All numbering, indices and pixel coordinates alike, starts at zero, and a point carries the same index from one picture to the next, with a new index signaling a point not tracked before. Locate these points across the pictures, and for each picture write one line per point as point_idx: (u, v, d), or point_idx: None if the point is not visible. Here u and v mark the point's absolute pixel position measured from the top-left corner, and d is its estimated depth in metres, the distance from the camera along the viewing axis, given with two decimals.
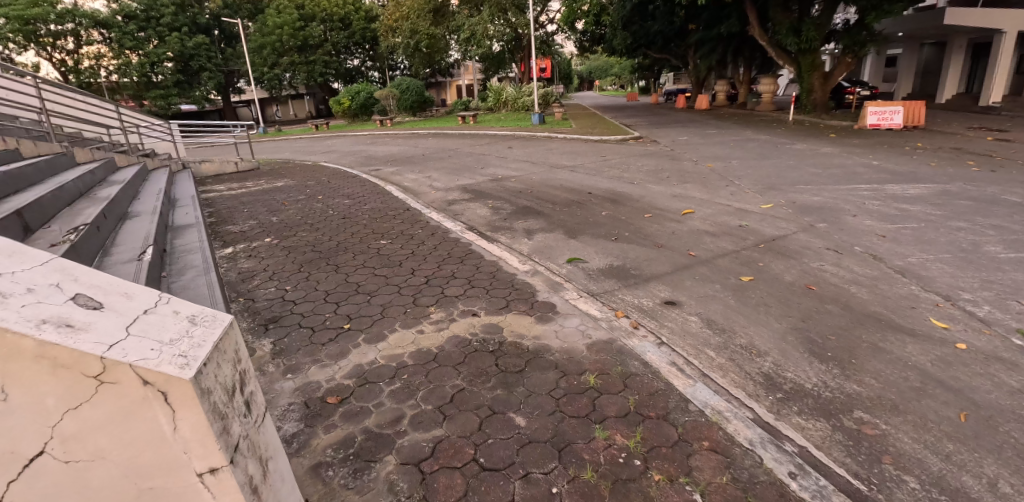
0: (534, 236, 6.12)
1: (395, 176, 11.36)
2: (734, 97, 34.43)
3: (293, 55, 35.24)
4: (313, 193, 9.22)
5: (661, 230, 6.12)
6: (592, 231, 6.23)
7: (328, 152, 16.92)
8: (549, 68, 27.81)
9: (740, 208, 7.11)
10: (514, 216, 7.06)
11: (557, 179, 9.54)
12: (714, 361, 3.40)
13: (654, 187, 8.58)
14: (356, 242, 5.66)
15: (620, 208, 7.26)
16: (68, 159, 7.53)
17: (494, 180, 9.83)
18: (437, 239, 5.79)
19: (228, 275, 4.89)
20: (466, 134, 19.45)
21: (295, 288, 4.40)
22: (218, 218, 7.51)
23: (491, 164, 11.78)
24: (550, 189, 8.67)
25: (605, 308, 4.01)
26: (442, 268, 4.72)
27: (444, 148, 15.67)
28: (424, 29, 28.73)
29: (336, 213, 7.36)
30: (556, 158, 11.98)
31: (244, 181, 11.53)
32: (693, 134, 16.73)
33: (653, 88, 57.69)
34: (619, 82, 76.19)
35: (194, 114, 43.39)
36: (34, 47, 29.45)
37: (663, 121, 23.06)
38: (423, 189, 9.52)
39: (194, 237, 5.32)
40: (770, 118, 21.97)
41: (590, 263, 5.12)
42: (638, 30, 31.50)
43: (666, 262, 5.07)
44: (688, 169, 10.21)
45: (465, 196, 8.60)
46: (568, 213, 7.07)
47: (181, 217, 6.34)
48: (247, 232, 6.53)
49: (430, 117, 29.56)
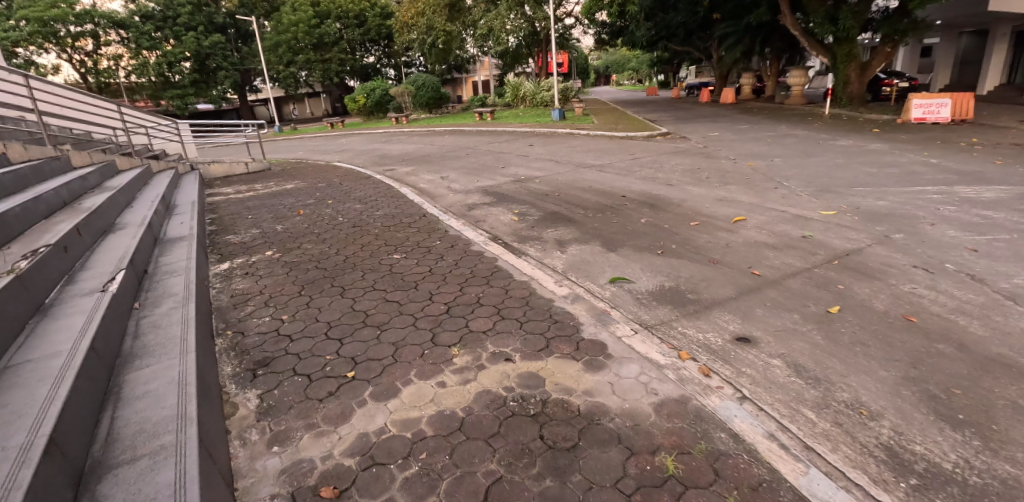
0: (567, 248, 5.39)
1: (411, 176, 10.70)
2: (761, 91, 33.14)
3: (309, 53, 34.88)
4: (323, 197, 8.62)
5: (712, 242, 5.34)
6: (632, 242, 5.47)
7: (342, 152, 16.34)
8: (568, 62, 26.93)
9: (798, 214, 6.27)
10: (542, 224, 6.33)
11: (586, 181, 8.77)
12: (817, 427, 2.62)
13: (694, 190, 7.76)
14: (366, 257, 5.00)
15: (661, 214, 6.47)
16: (60, 164, 6.99)
17: (516, 182, 9.10)
18: (458, 253, 5.10)
19: (219, 300, 4.26)
20: (484, 132, 18.74)
21: (294, 318, 3.74)
22: (220, 226, 6.91)
23: (512, 163, 11.06)
24: (579, 192, 7.92)
25: (666, 347, 3.27)
26: (465, 292, 4.02)
27: (462, 146, 14.99)
28: (440, 25, 28.07)
29: (346, 220, 6.73)
30: (582, 157, 11.21)
31: (254, 183, 10.99)
32: (724, 130, 15.78)
33: (674, 82, 56.30)
34: (638, 77, 74.90)
35: (212, 113, 43.41)
36: (54, 49, 29.43)
37: (688, 116, 22.06)
38: (440, 191, 8.83)
39: (183, 254, 4.68)
40: (802, 112, 20.85)
41: (636, 283, 4.37)
42: (661, 22, 30.40)
43: (726, 283, 4.29)
44: (728, 168, 9.37)
45: (486, 200, 7.90)
46: (603, 221, 6.31)
47: (175, 228, 5.72)
48: (248, 243, 5.91)
49: (446, 114, 28.91)
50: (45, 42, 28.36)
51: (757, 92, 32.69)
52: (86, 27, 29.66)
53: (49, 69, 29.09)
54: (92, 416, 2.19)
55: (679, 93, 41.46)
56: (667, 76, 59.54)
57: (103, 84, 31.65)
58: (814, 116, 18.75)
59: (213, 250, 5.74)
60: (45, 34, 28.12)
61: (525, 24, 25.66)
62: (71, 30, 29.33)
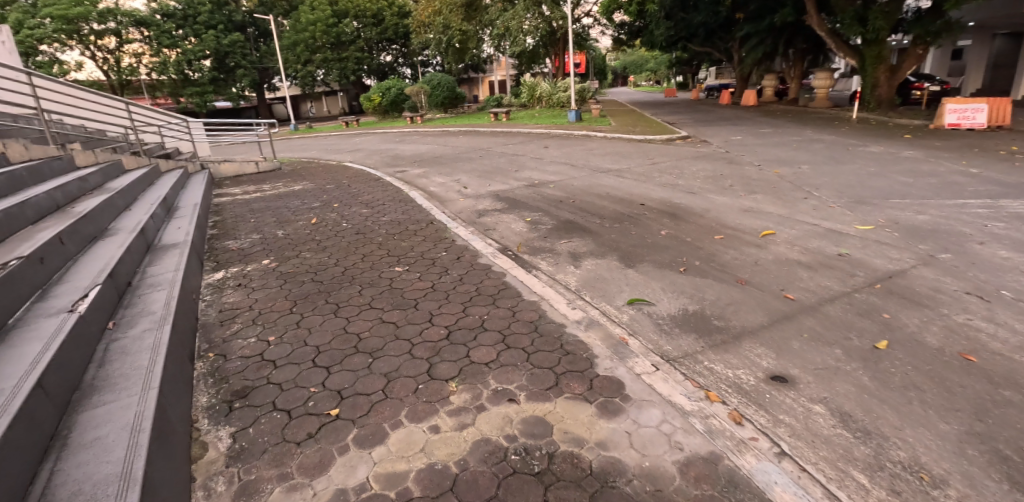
0: (582, 263, 5.02)
1: (421, 179, 10.40)
2: (783, 93, 32.37)
3: (326, 52, 34.91)
4: (330, 199, 8.37)
5: (740, 259, 4.93)
6: (652, 257, 5.08)
7: (355, 152, 16.13)
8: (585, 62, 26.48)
9: (832, 229, 5.82)
10: (556, 234, 5.97)
11: (603, 187, 8.37)
12: (870, 495, 2.24)
13: (718, 199, 7.33)
14: (365, 269, 4.70)
15: (683, 226, 6.07)
16: (62, 163, 6.79)
17: (530, 187, 8.74)
18: (463, 266, 4.77)
19: (206, 315, 3.97)
20: (499, 132, 18.40)
21: (281, 340, 3.42)
22: (222, 231, 6.66)
23: (526, 166, 10.69)
24: (595, 199, 7.53)
25: (691, 388, 2.91)
26: (468, 314, 3.68)
27: (475, 147, 14.70)
28: (456, 24, 27.82)
29: (350, 227, 6.43)
30: (599, 161, 10.80)
31: (263, 183, 10.81)
32: (746, 134, 15.23)
33: (693, 83, 55.45)
34: (656, 78, 74.10)
35: (231, 111, 43.80)
36: (77, 47, 29.71)
37: (708, 118, 21.47)
38: (450, 195, 8.53)
39: (172, 263, 4.40)
40: (828, 116, 20.16)
41: (657, 306, 4.00)
42: (681, 22, 29.75)
43: (757, 310, 3.90)
44: (753, 175, 8.92)
45: (497, 206, 7.56)
46: (619, 232, 5.94)
47: (171, 234, 5.46)
48: (246, 250, 5.64)
49: (461, 114, 28.64)
50: (68, 40, 28.64)
51: (779, 94, 31.88)
52: (109, 26, 29.91)
53: (72, 67, 29.39)
54: (26, 470, 1.88)
55: (698, 94, 40.71)
56: (685, 76, 58.63)
57: (125, 81, 31.94)
58: (841, 121, 18.10)
59: (209, 257, 5.47)
60: (69, 32, 28.39)
61: (542, 24, 25.27)
62: (94, 28, 29.61)
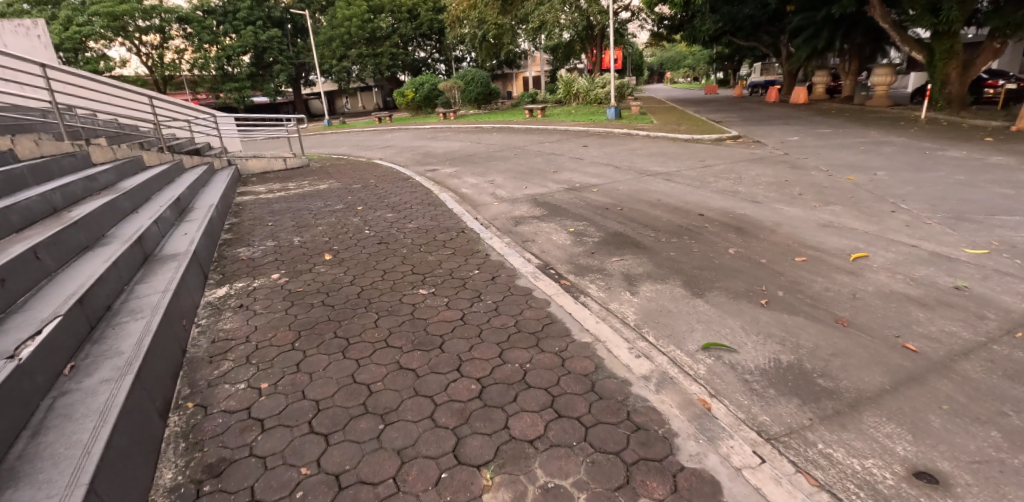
0: (638, 289, 4.23)
1: (453, 179, 9.72)
2: (836, 90, 30.45)
3: (361, 47, 34.71)
4: (355, 201, 7.78)
5: (833, 290, 4.05)
6: (722, 284, 4.25)
7: (385, 148, 15.61)
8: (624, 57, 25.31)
9: (937, 252, 4.84)
10: (604, 249, 5.19)
11: (653, 193, 7.52)
12: None
13: (788, 210, 6.39)
14: (384, 291, 4.04)
15: (753, 244, 5.20)
16: (73, 160, 6.39)
17: (571, 191, 7.94)
18: (499, 289, 4.04)
19: (196, 348, 3.39)
20: (534, 130, 17.62)
21: (274, 390, 2.80)
22: (236, 236, 6.14)
23: (566, 167, 9.89)
24: (644, 207, 6.69)
25: (810, 488, 2.13)
26: (505, 360, 2.96)
27: (510, 145, 13.98)
28: (492, 18, 27.15)
29: (373, 235, 5.77)
30: (645, 163, 9.91)
31: (288, 181, 10.34)
32: (804, 134, 14.01)
33: (735, 80, 53.29)
34: (695, 74, 71.96)
35: (269, 106, 44.36)
36: (122, 42, 30.25)
37: (758, 116, 20.13)
38: (483, 199, 7.82)
39: (164, 280, 3.83)
40: (890, 116, 18.60)
41: (739, 354, 3.21)
42: (727, 15, 28.25)
43: (871, 368, 3.04)
44: (823, 183, 7.90)
45: (535, 213, 6.81)
46: (678, 249, 5.11)
47: (174, 241, 4.92)
48: (256, 261, 5.06)
49: (495, 110, 27.92)
50: (114, 36, 29.17)
51: (832, 92, 30.02)
52: (153, 22, 30.36)
53: (117, 62, 29.95)
54: None
55: (742, 91, 38.96)
56: (727, 73, 56.46)
57: (167, 76, 32.44)
58: (908, 121, 16.60)
59: (215, 269, 4.92)
60: (115, 29, 28.89)
61: (580, 18, 24.29)
62: (139, 24, 30.11)
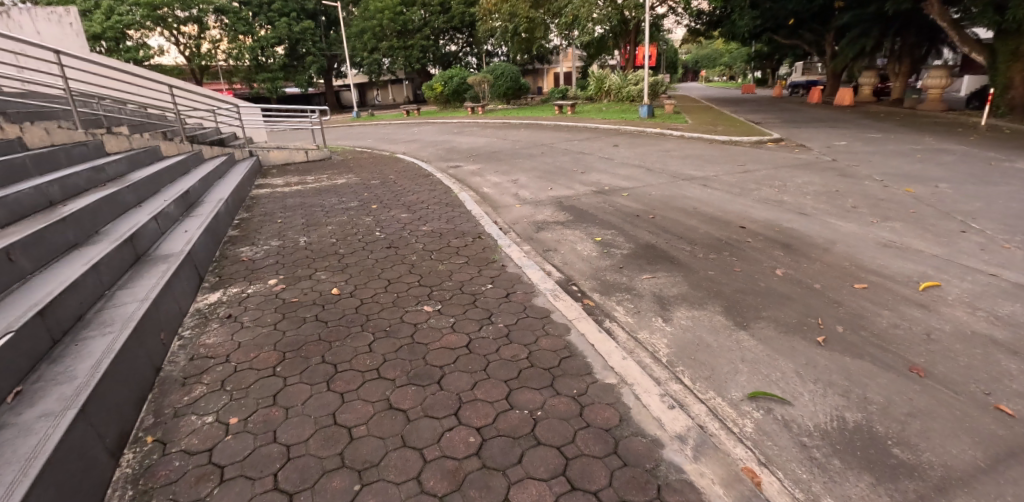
0: (672, 315, 3.75)
1: (475, 177, 9.30)
2: (883, 92, 28.89)
3: (392, 40, 34.56)
4: (372, 198, 7.45)
5: (900, 329, 3.52)
6: (769, 315, 3.73)
7: (410, 142, 15.30)
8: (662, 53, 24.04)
9: (1021, 283, 4.20)
10: (635, 264, 4.70)
11: (689, 200, 6.95)
12: None
13: (841, 225, 5.78)
14: (385, 305, 3.64)
15: (803, 265, 4.65)
16: (83, 150, 6.20)
17: (599, 194, 7.43)
18: (512, 308, 3.59)
19: (172, 365, 3.04)
20: (563, 127, 17.06)
21: (243, 428, 2.42)
22: (242, 233, 5.83)
23: (594, 168, 9.37)
24: (679, 216, 6.15)
25: None
26: (513, 404, 2.53)
27: (536, 142, 13.50)
28: (523, 11, 26.59)
29: (383, 238, 5.37)
30: (680, 166, 9.31)
31: (308, 174, 10.11)
32: (852, 139, 13.11)
33: (774, 80, 51.43)
34: (731, 73, 70.02)
35: (301, 97, 44.81)
36: (161, 31, 30.71)
37: (800, 118, 19.11)
38: (505, 199, 7.39)
39: (148, 285, 3.50)
40: (946, 121, 17.40)
41: (794, 407, 2.77)
42: (770, 11, 27.02)
43: (956, 435, 2.54)
44: (878, 194, 7.21)
45: (559, 217, 6.33)
46: (717, 268, 4.58)
47: (172, 239, 4.62)
48: (256, 262, 4.73)
49: (524, 105, 27.39)
50: (153, 25, 29.63)
51: (879, 94, 28.52)
52: (191, 13, 30.74)
53: (156, 51, 30.43)
54: None
55: (780, 92, 37.51)
56: (766, 72, 54.56)
57: (203, 66, 32.88)
58: (965, 128, 15.45)
59: (213, 270, 4.60)
60: (154, 18, 29.32)
61: (614, 13, 23.44)
62: (178, 15, 30.54)
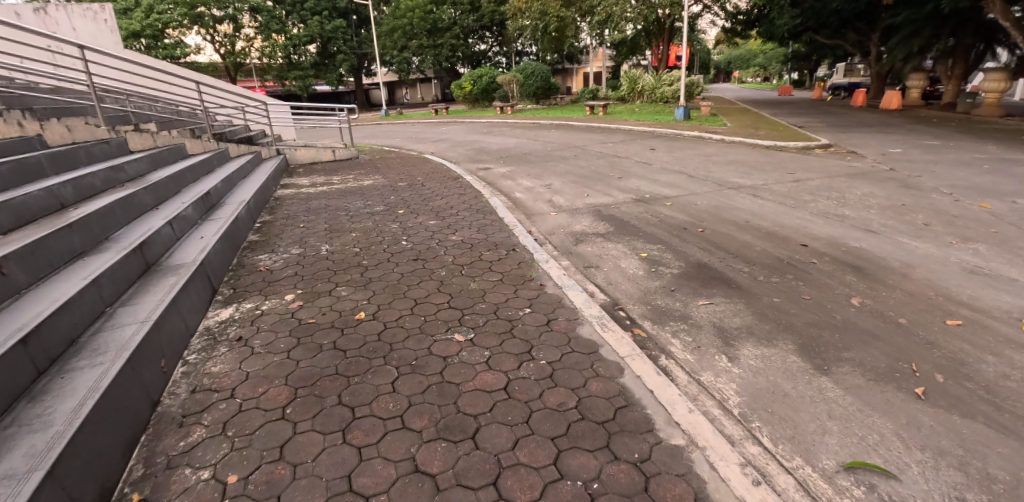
0: (737, 352, 3.24)
1: (506, 181, 8.89)
2: (933, 95, 27.39)
3: (422, 38, 34.45)
4: (399, 201, 7.10)
5: (1015, 380, 2.96)
6: (853, 356, 3.20)
7: (438, 142, 14.99)
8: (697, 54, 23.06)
9: None
10: (687, 287, 4.20)
11: (739, 212, 6.40)
12: None
13: (916, 246, 5.16)
14: (411, 331, 3.23)
15: (881, 293, 4.08)
16: (105, 148, 6.00)
17: (639, 203, 6.93)
18: (555, 340, 3.15)
19: (171, 400, 2.71)
20: (595, 128, 16.52)
21: (242, 490, 2.06)
22: (262, 238, 5.52)
23: (632, 173, 8.85)
24: (731, 231, 5.61)
25: None
26: (562, 472, 2.11)
27: (568, 144, 13.01)
28: (554, 10, 26.08)
29: (410, 248, 4.95)
30: (724, 173, 8.72)
31: (334, 174, 9.85)
32: (908, 146, 12.23)
33: (812, 82, 49.67)
34: (766, 74, 68.10)
35: (332, 95, 45.18)
36: (198, 30, 31.17)
37: (846, 122, 18.15)
38: (539, 206, 6.95)
39: (152, 302, 3.19)
40: (1008, 128, 16.22)
41: (902, 484, 2.27)
42: (812, 9, 25.88)
43: None
44: (951, 209, 6.51)
45: (599, 228, 5.86)
46: (783, 295, 4.05)
47: (187, 246, 4.32)
48: (274, 273, 4.40)
49: (554, 106, 26.87)
50: (190, 24, 30.08)
51: (928, 97, 27.07)
52: (227, 11, 31.14)
53: (193, 49, 30.89)
54: None
55: (821, 94, 36.05)
56: (804, 74, 52.78)
57: (238, 63, 33.32)
58: None
59: (227, 281, 4.28)
60: (191, 17, 29.75)
61: (648, 11, 22.66)
62: (215, 14, 30.99)
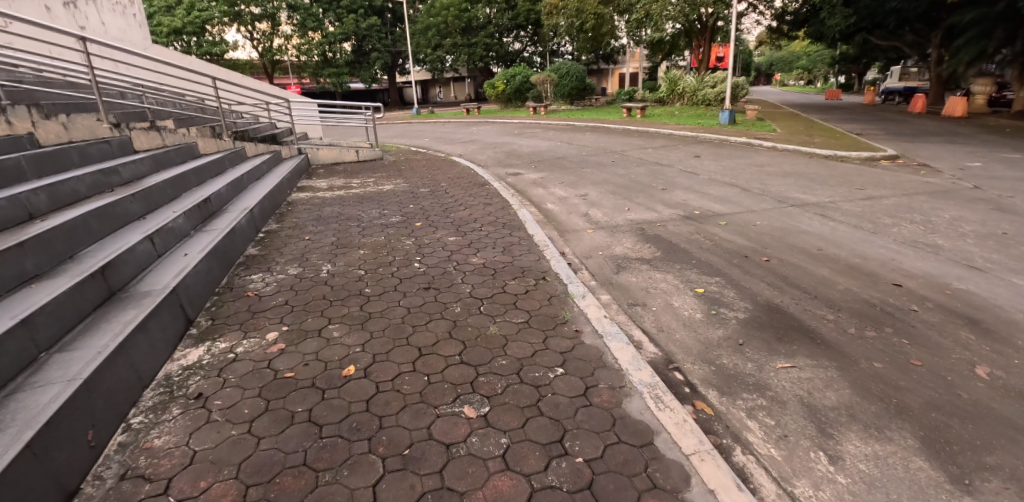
0: (838, 449, 2.53)
1: (537, 188, 8.17)
2: None
3: (456, 37, 33.98)
4: (419, 210, 6.46)
5: None
6: (999, 462, 2.44)
7: (467, 143, 14.36)
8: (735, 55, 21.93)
9: None
10: (759, 339, 3.44)
11: (807, 236, 5.53)
12: None
13: None
14: (409, 397, 2.52)
15: (1013, 359, 3.23)
16: (104, 148, 5.54)
17: (688, 220, 6.10)
18: (595, 423, 2.43)
19: (94, 490, 2.10)
20: (633, 132, 15.61)
21: None
22: (262, 252, 4.92)
23: (677, 184, 8.00)
24: (803, 262, 4.78)
25: None
26: None
27: (605, 148, 12.18)
28: (591, 7, 25.08)
29: (423, 271, 4.22)
30: (782, 187, 7.80)
31: (355, 176, 9.31)
32: (987, 159, 10.99)
33: (862, 85, 47.22)
34: (809, 77, 65.51)
35: (366, 93, 45.21)
36: (238, 27, 31.36)
37: (907, 130, 16.76)
38: (575, 221, 6.22)
39: (95, 347, 2.56)
40: None
41: None
42: (867, 9, 24.25)
43: None
44: None
45: (644, 251, 5.08)
46: (885, 360, 3.26)
47: (165, 266, 3.72)
48: (262, 299, 3.75)
49: (589, 107, 25.94)
50: (230, 21, 30.24)
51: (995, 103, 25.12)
52: (265, 9, 31.17)
53: (232, 46, 30.97)
54: None
55: (873, 99, 34.05)
56: (852, 77, 50.32)
57: (275, 60, 33.48)
58: None
59: (208, 309, 3.66)
60: (231, 14, 30.01)
61: (690, 9, 21.50)
62: (254, 11, 31.09)
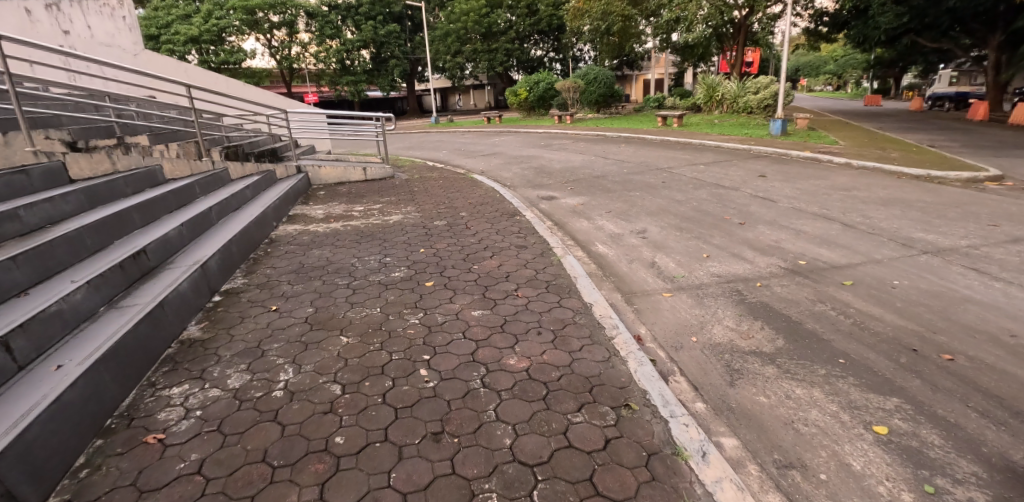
0: None
1: (579, 219, 6.61)
2: None
3: (475, 43, 32.62)
4: (432, 256, 4.94)
5: None
6: None
7: (490, 157, 12.85)
8: (755, 61, 19.92)
9: None
10: None
11: (980, 310, 3.87)
12: None
13: None
14: None
15: None
16: (15, 179, 4.17)
17: (796, 276, 4.49)
18: None
19: None
20: (674, 144, 13.93)
21: None
22: (208, 333, 3.43)
23: (757, 217, 6.37)
24: (1009, 367, 3.13)
25: None
26: None
27: (648, 165, 10.55)
28: (618, 10, 23.11)
29: (434, 389, 2.65)
30: (893, 223, 6.11)
31: (360, 201, 7.86)
32: None
33: (899, 91, 44.85)
34: (840, 83, 62.91)
35: (384, 100, 44.17)
36: (256, 35, 30.50)
37: (986, 142, 14.75)
38: (640, 273, 4.63)
39: None
40: None
41: None
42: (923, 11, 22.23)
43: None
44: None
45: (757, 336, 3.47)
46: None
47: (8, 399, 2.23)
48: (167, 455, 2.25)
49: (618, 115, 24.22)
50: (248, 29, 29.35)
51: None
52: (283, 17, 30.27)
53: (250, 54, 29.93)
54: None
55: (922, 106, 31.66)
56: (889, 84, 47.86)
57: (292, 68, 32.38)
58: None
59: (73, 476, 2.19)
60: (248, 22, 29.08)
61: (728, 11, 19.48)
62: (272, 19, 30.20)
